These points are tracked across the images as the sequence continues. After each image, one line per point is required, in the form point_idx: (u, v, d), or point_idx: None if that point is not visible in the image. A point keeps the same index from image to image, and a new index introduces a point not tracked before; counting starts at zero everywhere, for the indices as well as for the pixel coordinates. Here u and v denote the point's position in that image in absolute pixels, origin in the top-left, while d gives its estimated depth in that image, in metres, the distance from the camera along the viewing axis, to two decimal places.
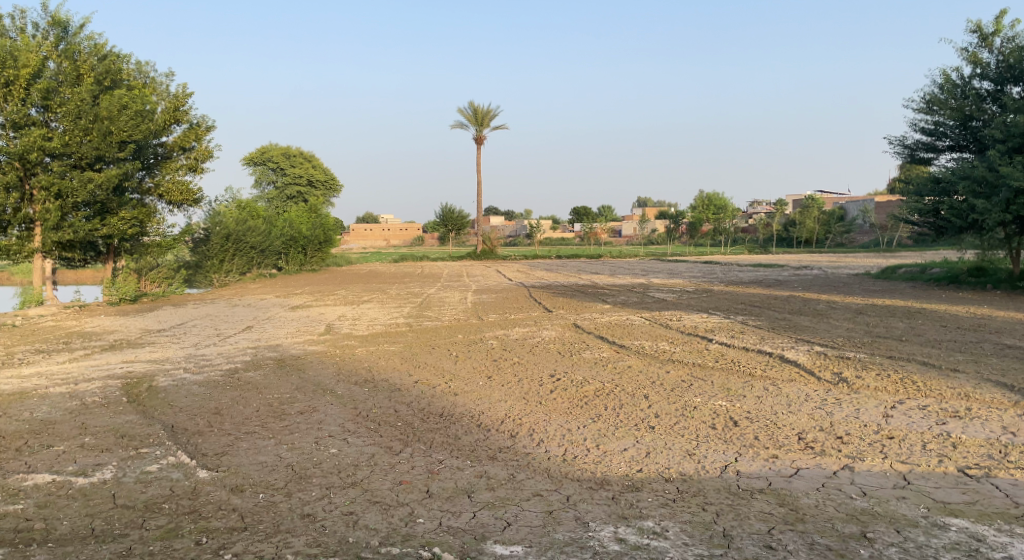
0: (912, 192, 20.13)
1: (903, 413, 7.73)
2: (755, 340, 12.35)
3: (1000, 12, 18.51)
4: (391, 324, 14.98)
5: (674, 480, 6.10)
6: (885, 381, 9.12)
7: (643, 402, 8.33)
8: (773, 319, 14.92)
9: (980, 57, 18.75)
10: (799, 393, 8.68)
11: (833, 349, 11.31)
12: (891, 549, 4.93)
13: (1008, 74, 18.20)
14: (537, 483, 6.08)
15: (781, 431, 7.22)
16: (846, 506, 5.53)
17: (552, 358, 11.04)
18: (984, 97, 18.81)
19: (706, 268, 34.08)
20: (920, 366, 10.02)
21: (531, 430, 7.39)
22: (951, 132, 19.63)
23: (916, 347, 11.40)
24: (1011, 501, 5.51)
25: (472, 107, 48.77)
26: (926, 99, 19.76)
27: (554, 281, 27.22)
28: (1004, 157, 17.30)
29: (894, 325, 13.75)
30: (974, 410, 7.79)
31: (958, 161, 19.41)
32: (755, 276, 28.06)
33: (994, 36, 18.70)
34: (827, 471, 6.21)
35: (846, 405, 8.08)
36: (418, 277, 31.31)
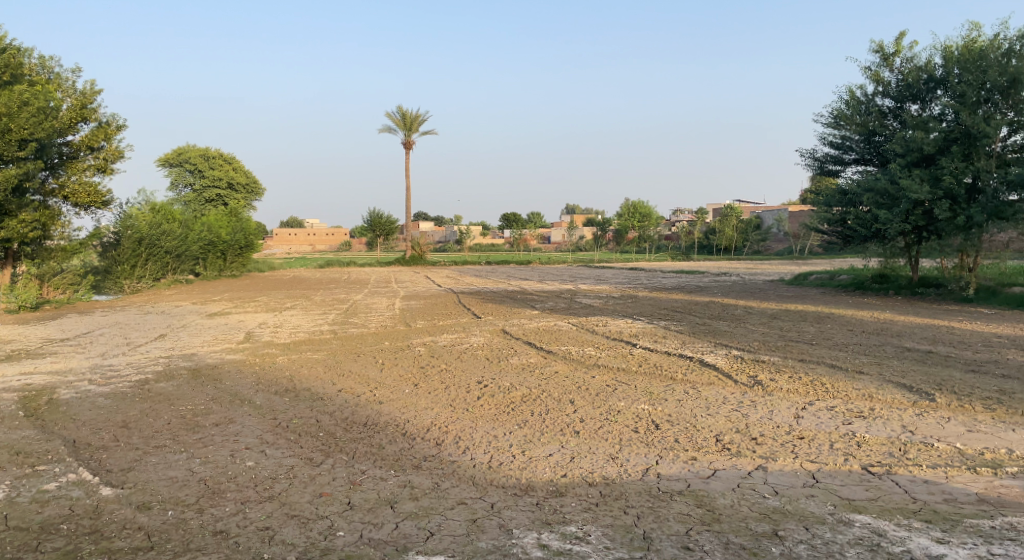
0: (821, 202, 21.15)
1: (812, 414, 8.08)
2: (676, 345, 12.67)
3: (900, 34, 19.59)
4: (314, 331, 14.67)
5: (597, 484, 6.18)
6: (796, 383, 9.52)
7: (569, 407, 8.41)
8: (694, 324, 15.35)
9: (882, 76, 19.82)
10: (717, 396, 8.95)
11: (749, 353, 11.74)
12: (801, 546, 5.12)
13: (907, 92, 19.29)
14: (462, 491, 6.05)
15: (700, 433, 7.42)
16: (760, 506, 5.72)
17: (479, 365, 11.03)
18: (886, 113, 19.88)
19: (632, 275, 34.72)
20: (829, 368, 10.49)
21: (457, 437, 7.36)
22: (856, 146, 20.67)
23: (826, 351, 11.93)
24: (909, 497, 5.82)
25: (400, 110, 48.22)
26: (834, 114, 20.74)
27: (482, 287, 27.23)
28: (903, 171, 18.41)
29: (805, 329, 14.35)
30: (876, 410, 8.20)
31: (863, 173, 20.47)
32: (677, 282, 28.71)
33: (895, 56, 19.79)
34: (742, 471, 6.41)
35: (760, 407, 8.37)
36: (344, 283, 30.73)
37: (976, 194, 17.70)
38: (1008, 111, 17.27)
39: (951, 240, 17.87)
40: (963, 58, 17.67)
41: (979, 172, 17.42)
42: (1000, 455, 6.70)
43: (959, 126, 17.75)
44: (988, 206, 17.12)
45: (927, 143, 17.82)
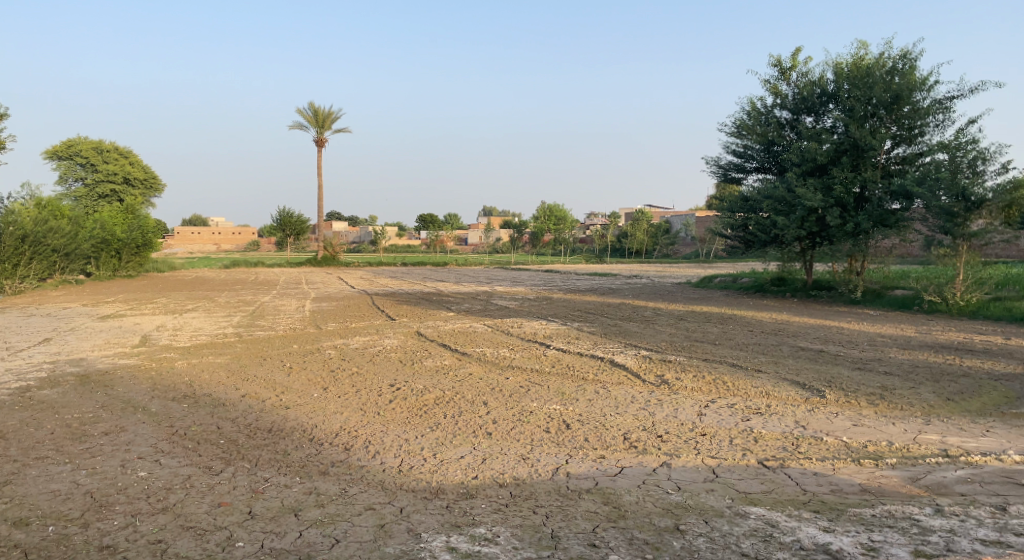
0: (725, 208, 22.03)
1: (714, 411, 8.38)
2: (588, 346, 12.89)
3: (796, 49, 20.62)
4: (217, 334, 14.11)
5: (507, 485, 6.20)
6: (700, 382, 9.85)
7: (482, 408, 8.41)
8: (606, 325, 15.66)
9: (780, 89, 20.82)
10: (626, 395, 9.16)
11: (656, 353, 12.08)
12: (700, 540, 5.30)
13: (802, 105, 20.33)
14: (370, 496, 5.95)
15: (609, 432, 7.57)
16: (663, 501, 5.88)
17: (391, 368, 10.88)
18: (784, 124, 20.89)
19: (547, 277, 35.15)
20: (730, 367, 10.92)
21: (366, 441, 7.23)
22: (757, 155, 21.63)
23: (728, 350, 12.41)
24: (800, 489, 6.12)
25: (311, 107, 47.10)
26: (736, 124, 21.64)
27: (396, 288, 26.93)
28: (799, 180, 19.41)
29: (710, 330, 14.89)
30: (773, 407, 8.59)
31: (763, 181, 21.45)
32: (591, 284, 29.26)
33: (791, 71, 20.82)
34: (647, 468, 6.57)
35: (666, 405, 8.61)
36: (252, 284, 29.73)
37: (863, 203, 18.89)
38: (891, 126, 18.50)
39: (841, 246, 18.98)
40: (852, 74, 18.77)
41: (866, 183, 18.60)
42: (882, 447, 7.13)
43: (849, 139, 18.86)
44: (874, 214, 18.33)
45: (820, 153, 18.85)
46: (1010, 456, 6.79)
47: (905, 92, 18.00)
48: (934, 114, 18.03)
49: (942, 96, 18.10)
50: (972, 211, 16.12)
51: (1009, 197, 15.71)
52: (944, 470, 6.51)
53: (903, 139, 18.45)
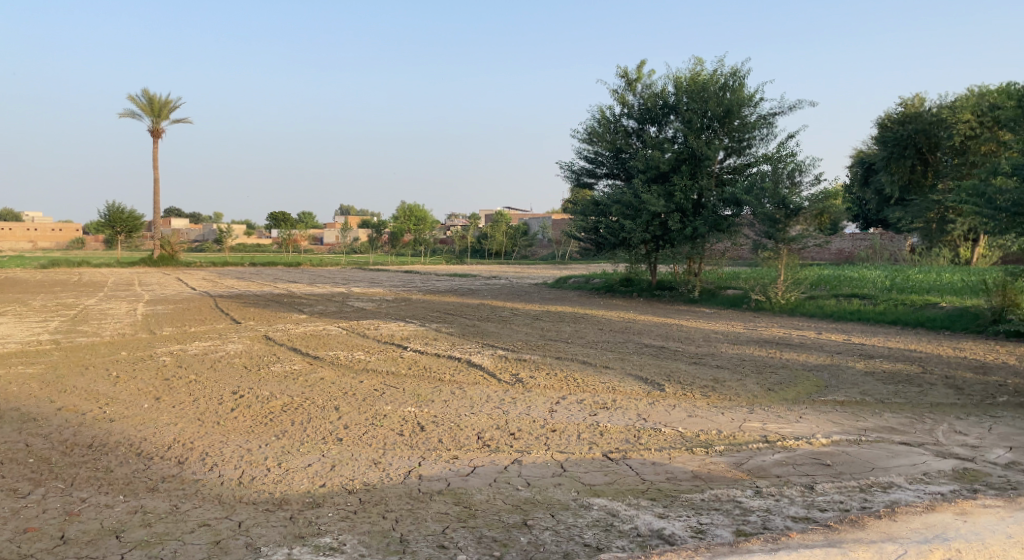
0: (577, 212, 22.72)
1: (565, 407, 8.61)
2: (445, 347, 12.83)
3: (641, 62, 21.68)
4: (31, 342, 12.72)
5: (357, 491, 6.03)
6: (552, 380, 10.09)
7: (333, 414, 8.14)
8: (463, 326, 15.68)
9: (627, 99, 21.80)
10: (481, 394, 9.20)
11: (512, 352, 12.24)
12: (546, 533, 5.40)
13: (647, 115, 21.39)
14: (205, 512, 5.57)
15: (462, 432, 7.56)
16: (512, 498, 5.95)
17: (235, 374, 10.29)
18: (630, 133, 21.87)
19: (405, 278, 34.76)
20: (581, 364, 11.27)
21: (204, 453, 6.78)
22: (606, 161, 22.50)
23: (579, 348, 12.82)
24: (640, 478, 6.41)
25: (146, 95, 43.78)
26: (587, 131, 22.41)
27: (243, 291, 25.58)
28: (644, 186, 20.40)
29: (563, 329, 15.31)
30: (618, 401, 8.95)
31: (612, 187, 22.34)
32: (449, 285, 29.24)
33: (637, 82, 21.87)
34: (499, 466, 6.62)
35: (519, 403, 8.74)
36: (75, 286, 27.11)
37: (700, 209, 20.21)
38: (724, 138, 19.94)
39: (681, 249, 20.20)
40: (690, 88, 20.00)
41: (703, 190, 19.92)
42: (713, 436, 7.63)
43: (687, 148, 20.10)
44: (709, 219, 19.68)
45: (662, 162, 19.96)
46: (818, 439, 7.49)
47: (735, 107, 19.46)
48: (759, 128, 19.65)
49: (766, 112, 19.75)
50: (791, 218, 17.69)
51: (821, 206, 17.39)
52: (764, 454, 7.07)
53: (734, 150, 19.96)
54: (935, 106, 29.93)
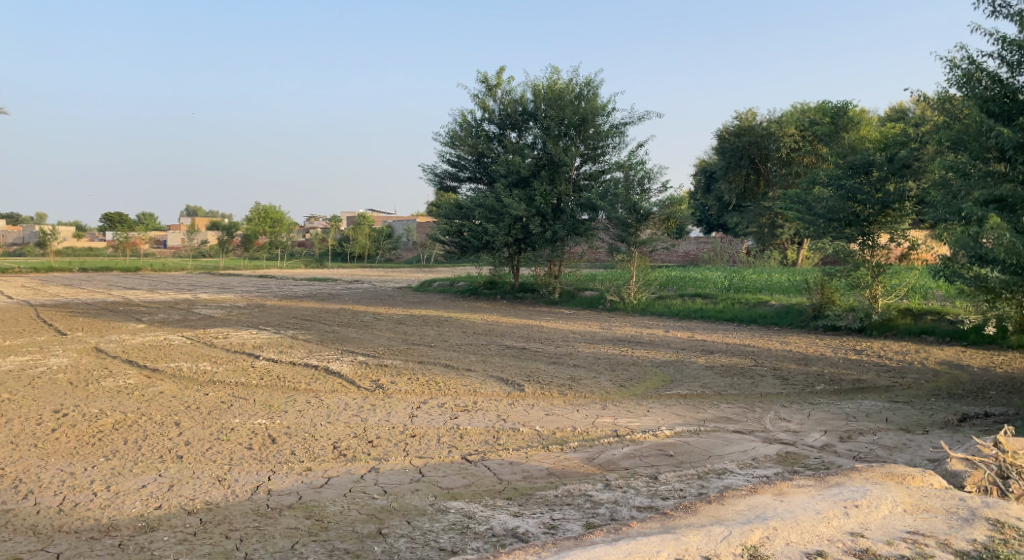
0: (440, 216, 22.70)
1: (425, 412, 8.59)
2: (301, 354, 12.42)
3: (500, 69, 22.04)
4: None
5: (197, 511, 5.71)
6: (413, 384, 10.03)
7: (173, 430, 7.66)
8: (321, 332, 15.25)
9: (487, 104, 22.07)
10: (338, 403, 8.99)
11: (372, 358, 12.04)
12: (401, 541, 5.37)
13: (507, 121, 21.75)
14: (17, 546, 5.08)
15: (317, 442, 7.36)
16: (367, 507, 5.86)
17: (61, 391, 9.43)
18: (491, 138, 22.15)
19: (260, 283, 33.24)
20: (442, 368, 11.28)
21: (19, 481, 6.17)
22: (468, 165, 22.63)
23: (441, 352, 12.82)
24: (497, 479, 6.51)
25: None
26: (448, 135, 22.46)
27: (73, 298, 23.47)
28: (506, 190, 20.74)
29: (426, 332, 15.26)
30: (478, 403, 9.05)
31: (474, 191, 22.50)
32: (308, 289, 28.32)
33: (497, 88, 22.20)
34: (354, 476, 6.50)
35: (378, 410, 8.62)
36: None
37: (560, 213, 20.80)
38: (580, 145, 20.67)
39: (542, 252, 20.77)
40: (547, 96, 20.55)
41: (561, 195, 20.54)
42: (567, 433, 7.89)
43: (546, 154, 20.65)
44: (567, 224, 20.32)
45: (523, 167, 20.37)
46: (663, 431, 7.95)
47: (590, 116, 20.24)
48: (612, 137, 20.52)
49: (618, 121, 20.68)
50: (642, 223, 18.60)
51: (668, 211, 18.43)
52: (614, 448, 7.40)
53: (590, 157, 20.73)
54: (766, 120, 32.66)
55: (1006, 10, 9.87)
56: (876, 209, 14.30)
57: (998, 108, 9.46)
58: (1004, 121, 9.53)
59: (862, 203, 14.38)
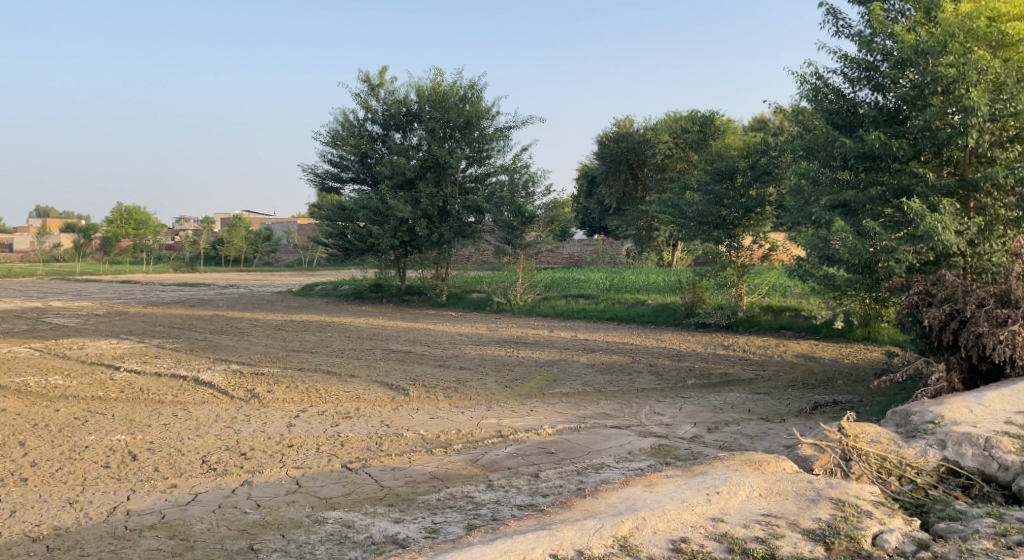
0: (322, 217, 22.10)
1: (304, 420, 8.34)
2: (169, 364, 11.74)
3: (383, 69, 21.76)
4: None
5: (44, 538, 5.29)
6: (292, 392, 9.71)
7: (17, 451, 7.06)
8: (192, 340, 14.47)
9: (369, 104, 21.73)
10: (209, 414, 8.57)
11: (248, 367, 11.55)
12: (274, 555, 5.19)
13: (391, 122, 21.48)
14: None
15: (184, 457, 7.00)
16: (238, 523, 5.63)
17: None
18: (375, 138, 21.82)
19: (124, 288, 31.12)
20: (323, 374, 10.98)
21: None
22: (352, 166, 22.16)
23: (322, 358, 12.49)
24: (378, 486, 6.43)
25: None
26: (330, 134, 21.93)
27: None
28: (391, 192, 20.49)
29: (306, 338, 14.82)
30: (361, 410, 8.88)
31: (358, 192, 22.06)
32: (179, 295, 26.80)
33: (379, 88, 21.90)
34: (225, 490, 6.23)
35: (253, 420, 8.29)
36: None
37: (446, 215, 20.76)
38: (465, 147, 20.73)
39: (428, 254, 20.81)
40: (431, 97, 20.47)
41: (447, 197, 20.51)
42: (451, 435, 7.90)
43: (431, 156, 20.57)
44: (454, 226, 20.34)
45: (408, 168, 20.20)
46: (546, 430, 8.10)
47: (474, 118, 20.35)
48: (497, 140, 20.72)
49: (503, 124, 20.90)
50: (527, 225, 18.86)
51: (553, 214, 18.82)
52: (496, 449, 7.47)
53: (475, 160, 20.82)
54: (643, 127, 34.03)
55: (847, 31, 10.78)
56: (741, 213, 15.23)
57: (841, 120, 10.31)
58: (847, 132, 10.39)
59: (728, 208, 15.28)
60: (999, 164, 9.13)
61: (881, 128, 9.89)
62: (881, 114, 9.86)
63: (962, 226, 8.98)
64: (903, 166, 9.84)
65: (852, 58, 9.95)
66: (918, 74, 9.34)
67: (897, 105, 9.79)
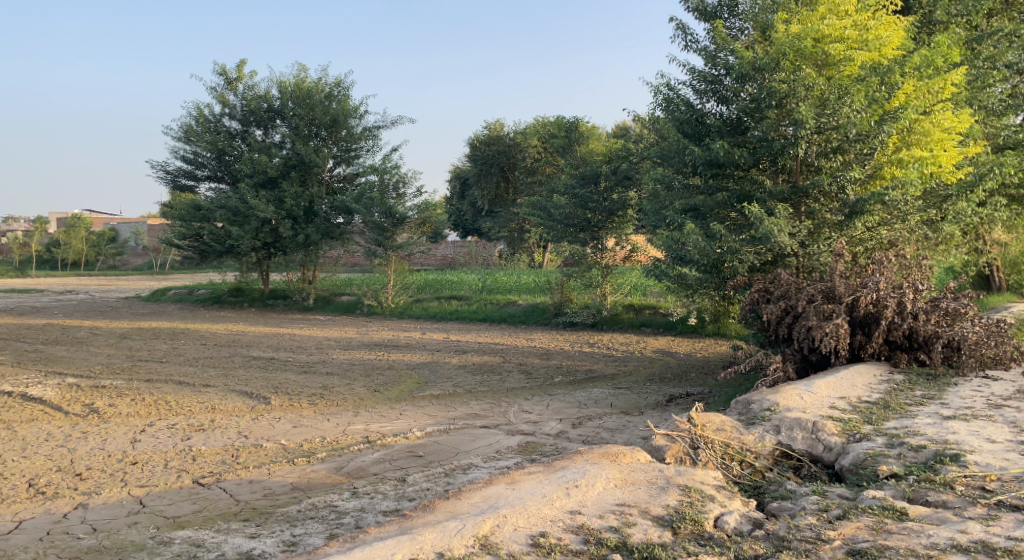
0: (175, 217, 20.77)
1: (150, 435, 7.79)
2: None
3: (240, 62, 20.78)
4: None
5: None
6: (138, 405, 9.05)
7: None
8: (21, 352, 13.16)
9: (226, 98, 20.68)
10: (38, 433, 7.82)
11: (87, 380, 10.65)
12: None
13: (250, 117, 20.54)
14: None
15: (7, 482, 6.35)
16: (69, 550, 5.18)
17: None
18: (233, 135, 20.79)
19: None
20: (174, 385, 10.30)
21: None
22: (207, 163, 20.98)
23: (173, 368, 11.73)
24: (233, 500, 6.12)
25: None
26: (182, 129, 20.66)
27: None
28: (252, 191, 19.60)
29: (156, 347, 13.88)
30: (215, 421, 8.41)
31: (215, 191, 20.92)
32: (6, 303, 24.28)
33: (237, 82, 20.91)
34: (55, 516, 5.71)
35: (92, 438, 7.65)
36: None
37: (312, 216, 20.13)
38: (332, 146, 20.19)
39: (294, 256, 20.06)
40: (294, 94, 19.78)
41: (313, 197, 19.89)
42: (314, 444, 7.65)
43: (295, 155, 19.88)
44: (321, 227, 19.77)
45: (270, 167, 19.42)
46: (413, 433, 8.02)
47: (341, 117, 19.88)
48: (366, 139, 20.36)
49: (371, 124, 20.55)
50: (397, 227, 18.62)
51: (423, 215, 18.71)
52: (361, 455, 7.31)
53: (342, 159, 20.33)
54: (513, 131, 34.58)
55: (695, 45, 11.43)
56: (604, 215, 15.76)
57: (691, 129, 10.93)
58: (696, 141, 11.02)
59: (593, 211, 15.78)
60: (824, 173, 9.93)
61: (725, 137, 10.56)
62: (726, 124, 10.53)
63: (795, 228, 9.77)
64: (745, 172, 10.55)
65: (699, 71, 10.56)
66: (757, 88, 10.04)
67: (739, 117, 10.49)
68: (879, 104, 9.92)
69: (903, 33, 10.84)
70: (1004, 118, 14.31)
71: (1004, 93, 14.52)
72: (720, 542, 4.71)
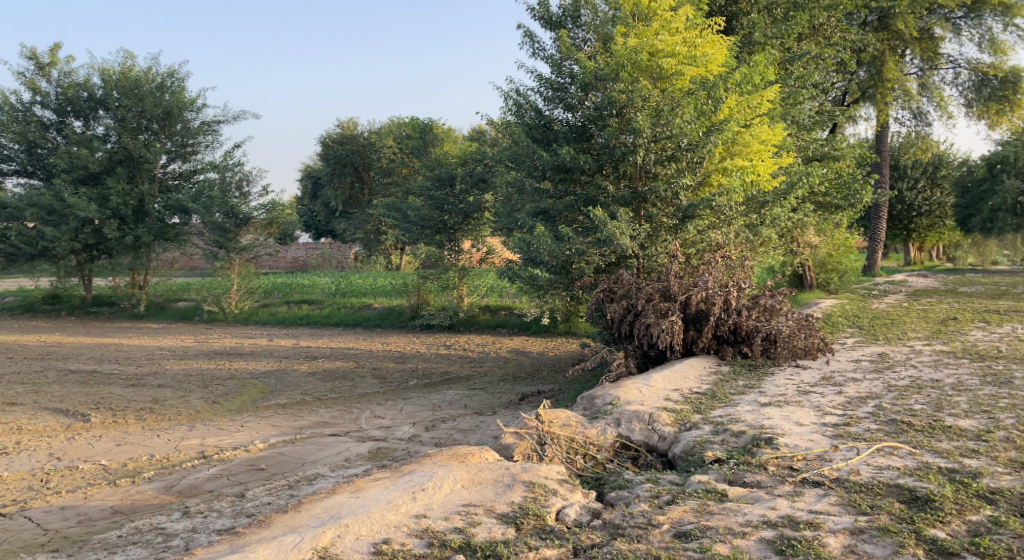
0: None
1: None
2: None
3: (55, 46, 18.91)
4: None
5: None
6: None
7: None
8: None
9: (38, 85, 18.75)
10: None
11: None
12: None
13: (68, 107, 18.74)
14: None
15: None
16: None
17: None
18: (46, 125, 18.86)
19: None
20: None
21: None
22: (15, 156, 18.89)
23: None
24: (41, 530, 5.56)
25: None
26: None
27: None
28: (70, 188, 17.88)
29: None
30: (23, 443, 7.60)
31: (25, 188, 18.88)
32: None
33: (51, 67, 19.01)
34: None
35: None
36: None
37: (143, 216, 18.67)
38: (165, 141, 18.81)
39: (121, 259, 18.56)
40: (121, 83, 18.25)
41: (144, 195, 18.43)
42: (141, 462, 7.11)
43: (122, 149, 18.34)
44: (153, 227, 18.39)
45: (91, 161, 17.81)
46: (255, 445, 7.66)
47: (175, 110, 18.54)
48: (204, 134, 19.13)
49: (209, 118, 19.35)
50: (241, 227, 17.65)
51: (269, 215, 17.89)
52: (197, 471, 6.87)
53: (178, 155, 19.00)
54: (367, 131, 33.98)
55: (542, 53, 11.76)
56: (460, 218, 15.85)
57: (539, 135, 11.21)
58: (544, 146, 11.33)
59: (449, 213, 15.81)
60: (660, 179, 10.60)
61: (571, 143, 10.92)
62: (571, 131, 10.90)
63: (635, 232, 10.31)
64: (589, 178, 10.97)
65: (546, 79, 10.88)
66: (599, 97, 10.53)
67: (583, 124, 10.88)
68: (706, 116, 10.65)
69: (726, 52, 11.69)
70: (813, 132, 15.88)
71: (813, 110, 16.11)
72: (560, 534, 4.86)
